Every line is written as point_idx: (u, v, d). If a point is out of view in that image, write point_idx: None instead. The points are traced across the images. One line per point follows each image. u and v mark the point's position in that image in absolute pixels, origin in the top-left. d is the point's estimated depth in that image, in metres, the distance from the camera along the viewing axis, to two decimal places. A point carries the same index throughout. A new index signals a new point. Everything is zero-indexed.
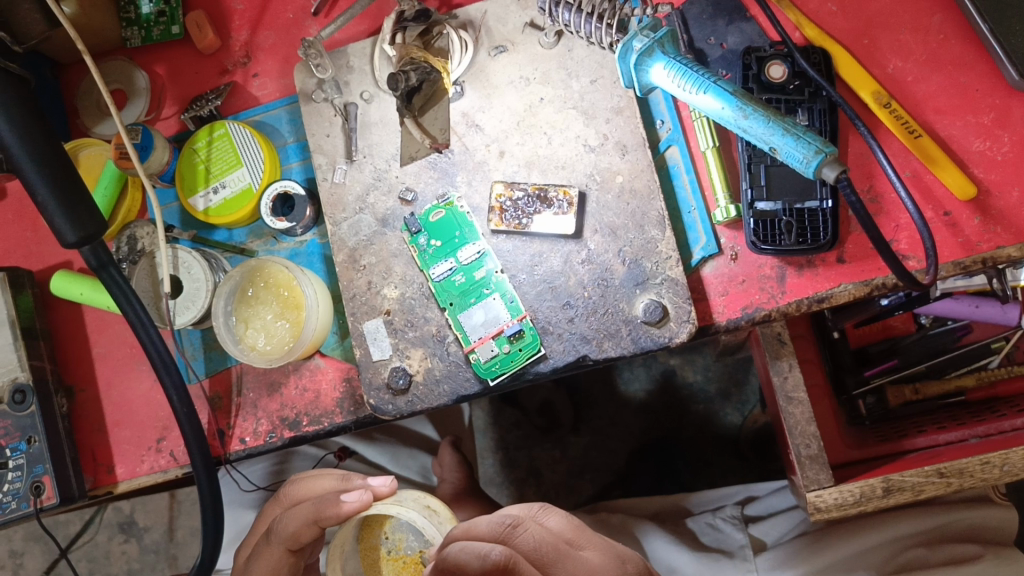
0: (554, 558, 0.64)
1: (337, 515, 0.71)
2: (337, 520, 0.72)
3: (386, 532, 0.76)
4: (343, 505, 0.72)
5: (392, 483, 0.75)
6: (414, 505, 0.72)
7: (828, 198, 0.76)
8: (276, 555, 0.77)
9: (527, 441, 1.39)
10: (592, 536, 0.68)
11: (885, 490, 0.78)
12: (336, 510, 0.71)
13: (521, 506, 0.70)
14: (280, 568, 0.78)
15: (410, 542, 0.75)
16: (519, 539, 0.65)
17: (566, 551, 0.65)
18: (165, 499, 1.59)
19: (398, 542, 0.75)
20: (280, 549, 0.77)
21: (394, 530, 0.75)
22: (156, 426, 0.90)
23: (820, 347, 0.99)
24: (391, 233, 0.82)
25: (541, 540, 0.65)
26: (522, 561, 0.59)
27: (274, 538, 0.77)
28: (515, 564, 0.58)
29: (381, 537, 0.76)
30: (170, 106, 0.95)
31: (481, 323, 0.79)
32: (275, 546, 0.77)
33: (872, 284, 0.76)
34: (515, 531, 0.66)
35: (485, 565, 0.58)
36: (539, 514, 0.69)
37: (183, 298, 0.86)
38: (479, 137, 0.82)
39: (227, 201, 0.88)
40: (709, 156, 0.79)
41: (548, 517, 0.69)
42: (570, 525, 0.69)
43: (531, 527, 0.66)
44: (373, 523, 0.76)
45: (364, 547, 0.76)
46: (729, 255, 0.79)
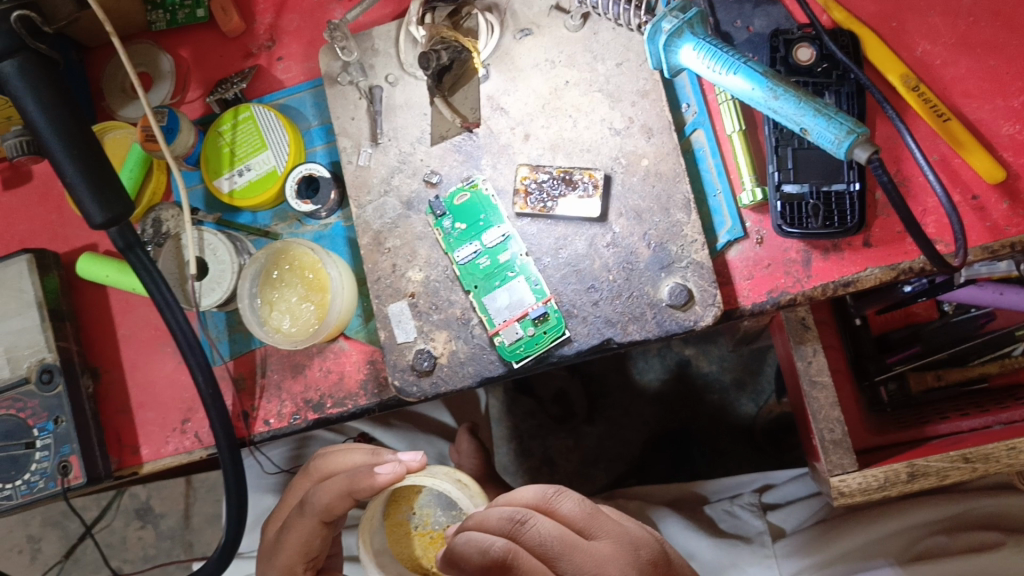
0: (561, 552, 0.63)
1: (370, 487, 0.72)
2: (371, 492, 0.73)
3: (414, 507, 0.77)
4: (376, 476, 0.73)
5: (423, 458, 0.75)
6: (447, 478, 0.74)
7: (855, 181, 0.76)
8: (308, 529, 0.78)
9: (542, 431, 1.39)
10: (603, 523, 0.68)
11: (910, 475, 0.78)
12: (370, 482, 0.73)
13: (535, 489, 0.70)
14: (312, 539, 0.79)
15: (439, 518, 0.77)
16: (527, 535, 0.63)
17: (574, 543, 0.64)
18: (180, 485, 1.60)
19: (426, 517, 0.77)
20: (313, 520, 0.78)
21: (422, 506, 0.77)
22: (181, 408, 0.91)
23: (842, 334, 1.00)
24: (415, 216, 0.83)
25: (549, 534, 0.63)
26: (523, 553, 0.60)
27: (308, 510, 0.77)
28: (514, 559, 0.59)
29: (408, 512, 0.77)
30: (195, 90, 0.95)
31: (505, 306, 0.79)
32: (309, 518, 0.78)
33: (899, 268, 0.76)
34: (523, 526, 0.64)
35: (487, 556, 0.59)
36: (555, 497, 0.69)
37: (209, 280, 0.86)
38: (504, 120, 0.82)
39: (252, 183, 0.88)
40: (734, 140, 0.79)
41: (562, 501, 0.69)
42: (584, 511, 0.68)
43: (541, 520, 0.64)
44: (400, 499, 0.78)
45: (390, 522, 0.77)
46: (754, 239, 0.79)
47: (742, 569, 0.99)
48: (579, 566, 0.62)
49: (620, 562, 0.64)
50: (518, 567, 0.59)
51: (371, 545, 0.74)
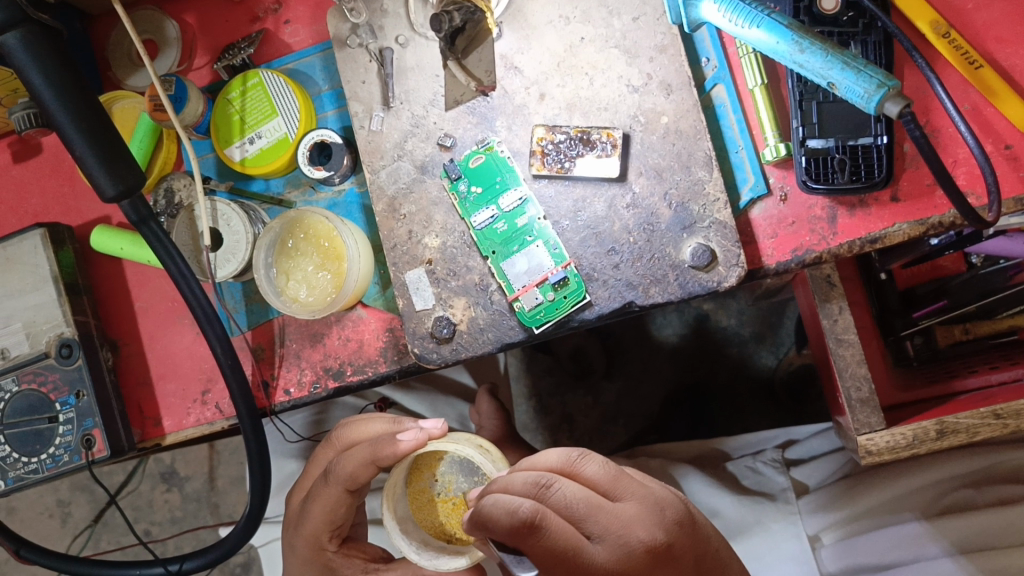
0: (587, 513, 0.62)
1: (394, 454, 0.72)
2: (394, 459, 0.73)
3: (436, 474, 0.77)
4: (399, 443, 0.73)
5: (444, 425, 0.75)
6: (468, 444, 0.72)
7: (882, 134, 0.73)
8: (333, 497, 0.78)
9: (560, 388, 1.38)
10: (629, 484, 0.66)
11: (939, 432, 0.77)
12: (393, 448, 0.72)
13: (558, 452, 0.68)
14: (337, 507, 0.79)
15: (461, 484, 0.77)
16: (553, 500, 0.62)
17: (600, 506, 0.63)
18: (204, 449, 1.61)
19: (448, 483, 0.77)
20: (338, 489, 0.77)
21: (444, 473, 0.77)
22: (201, 378, 0.91)
23: (866, 288, 0.98)
24: (430, 180, 0.81)
25: (575, 497, 0.62)
26: (549, 514, 0.59)
27: (332, 479, 0.77)
28: (542, 519, 0.58)
29: (430, 480, 0.77)
30: (203, 56, 0.93)
31: (524, 271, 0.77)
32: (333, 486, 0.77)
33: (928, 223, 0.74)
34: (549, 490, 0.62)
35: (513, 514, 0.58)
36: (579, 460, 0.68)
37: (223, 251, 0.85)
38: (519, 79, 0.80)
39: (263, 151, 0.87)
40: (756, 94, 0.77)
41: (587, 464, 0.67)
42: (608, 473, 0.67)
43: (566, 484, 0.63)
44: (422, 466, 0.78)
45: (412, 490, 0.77)
46: (778, 196, 0.77)
47: (766, 527, 0.98)
48: (606, 527, 0.62)
49: (645, 523, 0.63)
50: (546, 528, 0.58)
51: (395, 513, 0.73)
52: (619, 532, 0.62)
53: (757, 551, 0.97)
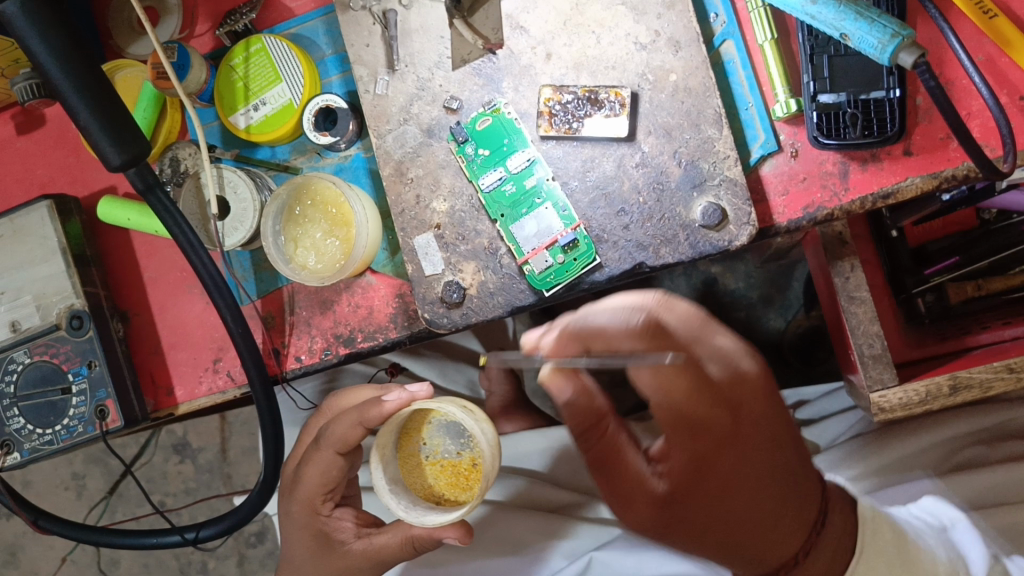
0: (691, 340, 0.68)
1: (380, 415, 0.73)
2: (380, 420, 0.74)
3: (424, 438, 0.79)
4: (385, 405, 0.74)
5: (430, 389, 0.76)
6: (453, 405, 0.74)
7: (895, 87, 0.72)
8: (327, 458, 0.79)
9: None
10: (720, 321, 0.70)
11: (952, 388, 0.77)
12: (379, 410, 0.73)
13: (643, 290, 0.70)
14: (330, 469, 0.79)
15: (449, 447, 0.78)
16: (662, 322, 0.67)
17: (704, 334, 0.68)
18: (215, 420, 1.63)
19: (436, 446, 0.79)
20: (330, 453, 0.78)
21: (432, 436, 0.79)
22: (212, 346, 0.91)
23: (877, 247, 0.95)
24: (437, 143, 0.80)
25: (678, 323, 0.68)
26: (663, 321, 0.67)
27: (324, 443, 0.78)
28: (661, 327, 0.66)
29: (419, 443, 0.79)
30: (204, 23, 0.92)
31: (534, 234, 0.77)
32: (325, 450, 0.78)
33: (941, 177, 0.74)
34: (655, 313, 0.67)
35: (630, 331, 0.65)
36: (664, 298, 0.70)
37: (231, 219, 0.85)
38: (525, 39, 0.79)
39: (269, 118, 0.86)
40: (766, 49, 0.76)
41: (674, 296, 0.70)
42: (695, 312, 0.70)
43: (668, 314, 0.68)
44: (411, 430, 0.79)
45: (402, 453, 0.79)
46: (789, 153, 0.76)
47: None
48: (713, 351, 0.68)
49: (750, 355, 0.69)
50: (666, 334, 0.66)
51: (385, 475, 0.76)
52: (728, 358, 0.68)
53: None
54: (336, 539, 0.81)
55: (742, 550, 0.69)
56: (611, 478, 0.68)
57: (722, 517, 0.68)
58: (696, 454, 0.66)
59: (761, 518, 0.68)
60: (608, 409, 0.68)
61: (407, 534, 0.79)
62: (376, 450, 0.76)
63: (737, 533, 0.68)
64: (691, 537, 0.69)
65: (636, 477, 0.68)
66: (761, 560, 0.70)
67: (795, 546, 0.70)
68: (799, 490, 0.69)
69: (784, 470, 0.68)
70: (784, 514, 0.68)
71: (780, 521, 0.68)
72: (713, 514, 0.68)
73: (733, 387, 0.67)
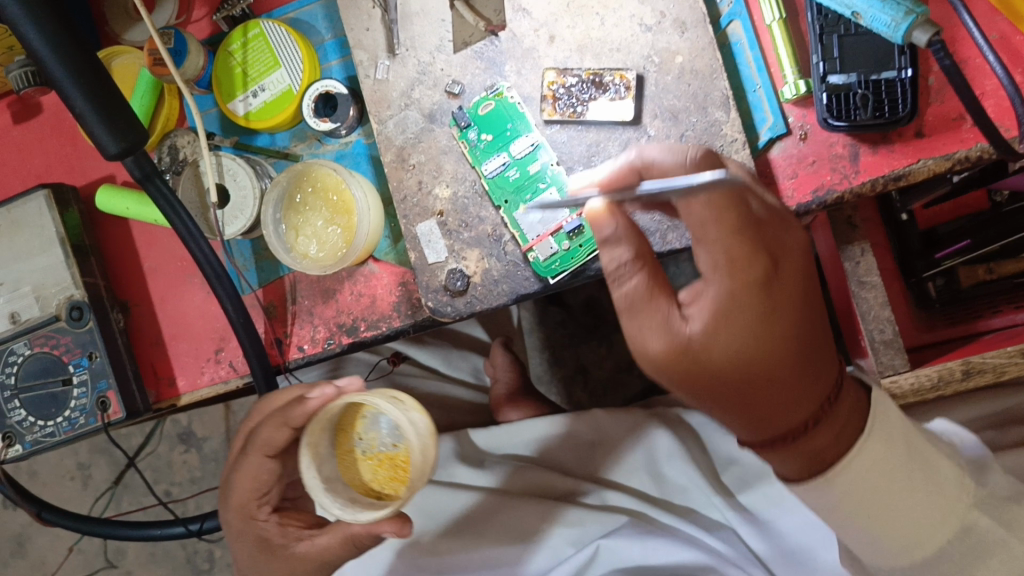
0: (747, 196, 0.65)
1: (303, 414, 0.71)
2: (305, 419, 0.71)
3: (359, 434, 0.74)
4: (307, 403, 0.71)
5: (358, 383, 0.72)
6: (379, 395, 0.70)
7: (907, 67, 0.70)
8: (256, 462, 0.77)
9: (574, 339, 1.37)
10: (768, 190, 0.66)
11: (964, 371, 0.79)
12: (302, 409, 0.71)
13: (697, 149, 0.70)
14: (262, 472, 0.77)
15: (382, 438, 0.73)
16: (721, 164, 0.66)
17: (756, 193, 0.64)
18: (220, 410, 1.62)
19: (372, 441, 0.73)
20: (259, 456, 0.76)
21: (368, 430, 0.74)
22: (213, 337, 0.90)
23: (887, 229, 0.94)
24: (439, 129, 0.79)
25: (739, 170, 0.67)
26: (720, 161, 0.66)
27: (254, 447, 0.75)
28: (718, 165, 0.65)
29: (354, 439, 0.74)
30: (201, 8, 0.90)
31: (538, 220, 0.75)
32: (255, 454, 0.76)
33: (954, 158, 0.72)
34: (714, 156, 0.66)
35: (684, 165, 0.64)
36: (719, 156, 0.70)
37: (231, 208, 0.84)
38: (527, 21, 0.78)
39: (268, 104, 0.85)
40: (774, 30, 0.74)
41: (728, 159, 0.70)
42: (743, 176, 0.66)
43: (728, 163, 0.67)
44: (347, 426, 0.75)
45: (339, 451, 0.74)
46: (797, 135, 0.75)
47: None
48: (768, 210, 0.63)
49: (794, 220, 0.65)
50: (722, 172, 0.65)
51: (318, 472, 0.71)
52: (780, 217, 0.63)
53: (774, 496, 0.90)
54: (276, 542, 0.79)
55: (750, 407, 0.63)
56: (640, 317, 0.63)
57: (746, 357, 0.61)
58: (734, 293, 0.60)
59: (782, 369, 0.62)
60: (643, 255, 0.63)
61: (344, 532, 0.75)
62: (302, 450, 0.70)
63: (751, 386, 0.62)
64: (703, 383, 0.62)
65: (662, 315, 0.62)
66: (764, 422, 0.65)
67: (807, 410, 0.64)
68: (820, 354, 0.63)
69: (812, 335, 0.63)
70: (803, 381, 0.63)
71: (801, 380, 0.63)
72: (740, 353, 0.61)
73: (783, 232, 0.63)
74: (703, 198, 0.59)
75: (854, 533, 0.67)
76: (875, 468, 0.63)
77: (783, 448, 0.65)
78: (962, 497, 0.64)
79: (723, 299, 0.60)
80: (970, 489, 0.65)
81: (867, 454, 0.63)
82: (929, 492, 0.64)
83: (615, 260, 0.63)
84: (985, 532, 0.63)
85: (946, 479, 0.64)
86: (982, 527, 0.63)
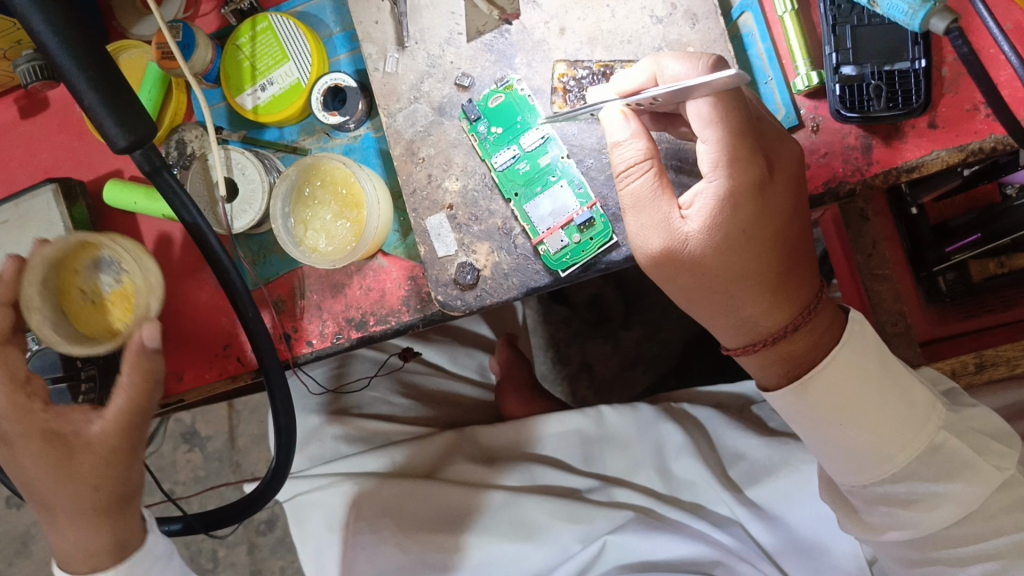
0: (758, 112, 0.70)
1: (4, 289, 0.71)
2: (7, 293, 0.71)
3: (80, 287, 0.74)
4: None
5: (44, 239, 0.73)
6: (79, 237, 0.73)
7: (921, 58, 0.70)
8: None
9: (579, 337, 1.37)
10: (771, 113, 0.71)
11: (977, 365, 0.84)
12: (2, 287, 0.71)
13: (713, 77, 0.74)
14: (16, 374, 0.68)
15: (107, 279, 0.74)
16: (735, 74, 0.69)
17: (759, 113, 0.70)
18: (223, 409, 1.62)
19: (94, 286, 0.74)
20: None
21: (87, 279, 0.74)
22: (222, 332, 0.89)
23: (898, 223, 0.93)
24: (448, 122, 0.79)
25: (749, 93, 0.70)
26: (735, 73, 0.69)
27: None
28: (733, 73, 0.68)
29: (76, 291, 0.73)
30: (209, 2, 0.90)
31: (549, 213, 0.75)
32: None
33: (968, 149, 0.72)
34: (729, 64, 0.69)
35: (699, 67, 0.67)
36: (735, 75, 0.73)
37: (240, 201, 0.83)
38: (538, 13, 0.78)
39: (276, 98, 0.84)
40: (786, 21, 0.74)
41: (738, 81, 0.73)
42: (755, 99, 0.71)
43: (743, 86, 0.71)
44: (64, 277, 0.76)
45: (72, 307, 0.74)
46: (810, 127, 0.75)
47: (794, 466, 0.89)
48: (768, 126, 0.69)
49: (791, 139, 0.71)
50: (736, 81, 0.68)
51: (54, 331, 0.72)
52: (779, 133, 0.69)
53: (786, 490, 0.89)
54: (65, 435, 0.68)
55: (738, 304, 0.70)
56: (644, 213, 0.69)
57: (734, 254, 0.68)
58: (733, 189, 0.67)
59: (764, 267, 0.69)
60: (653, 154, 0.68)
61: (138, 372, 0.68)
62: (28, 310, 0.70)
63: (737, 282, 0.69)
64: (694, 277, 0.70)
65: (664, 213, 0.68)
66: (750, 325, 0.71)
67: (787, 317, 0.69)
68: (801, 259, 0.70)
69: (795, 239, 0.70)
70: (787, 281, 0.69)
71: (782, 281, 0.69)
72: (729, 250, 0.68)
73: (778, 146, 0.69)
74: (709, 99, 0.66)
75: (832, 450, 0.69)
76: (849, 376, 0.67)
77: (765, 350, 0.70)
78: (932, 417, 0.67)
79: (720, 196, 0.67)
80: (939, 410, 0.67)
81: (842, 361, 0.67)
82: (903, 406, 0.67)
83: (625, 160, 0.68)
84: (953, 449, 0.66)
85: (918, 401, 0.67)
86: (952, 445, 0.65)
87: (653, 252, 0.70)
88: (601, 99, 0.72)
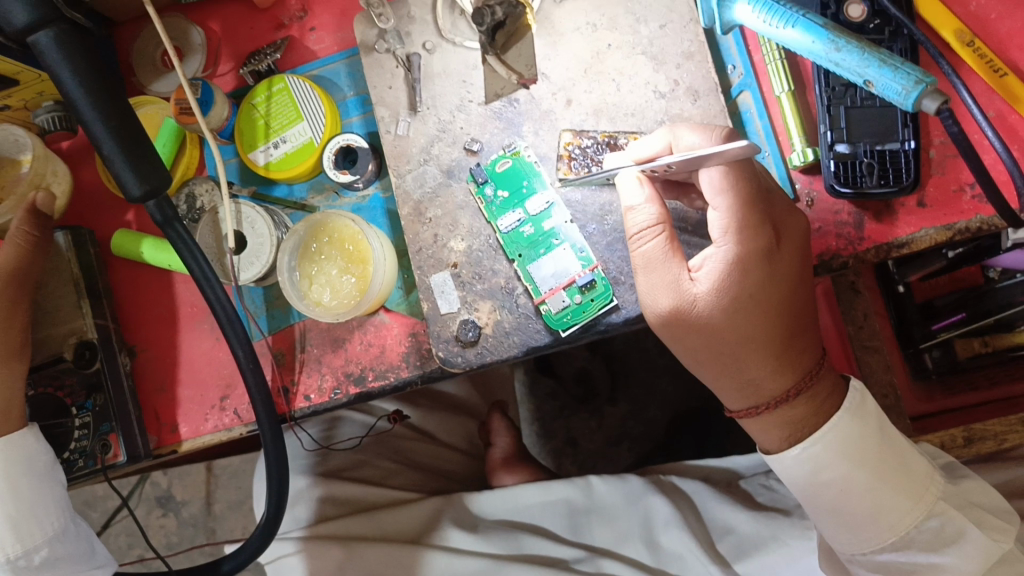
0: (769, 185, 0.72)
1: None
2: None
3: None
4: None
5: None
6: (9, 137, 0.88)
7: (910, 139, 0.74)
8: None
9: (564, 410, 1.37)
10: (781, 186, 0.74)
11: (965, 439, 0.87)
12: None
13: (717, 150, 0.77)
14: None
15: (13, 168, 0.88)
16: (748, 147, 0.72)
17: (770, 185, 0.72)
18: (201, 473, 1.60)
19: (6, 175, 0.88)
20: None
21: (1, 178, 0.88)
22: (219, 384, 0.90)
23: (885, 301, 0.96)
24: (456, 184, 0.81)
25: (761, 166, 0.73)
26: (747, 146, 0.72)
27: None
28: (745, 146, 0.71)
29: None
30: (227, 62, 0.93)
31: (551, 274, 0.77)
32: None
33: (954, 229, 0.75)
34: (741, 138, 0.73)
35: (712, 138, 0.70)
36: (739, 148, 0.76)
37: (247, 254, 0.85)
38: (546, 85, 0.81)
39: (288, 155, 0.87)
40: (783, 101, 0.78)
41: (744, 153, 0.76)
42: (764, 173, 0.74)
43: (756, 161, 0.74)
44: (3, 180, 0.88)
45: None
46: (805, 202, 0.77)
47: (784, 541, 0.89)
48: (778, 199, 0.72)
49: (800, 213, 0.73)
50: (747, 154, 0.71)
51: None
52: (789, 205, 0.72)
53: (773, 565, 0.88)
54: None
55: (743, 367, 0.72)
56: (655, 273, 0.71)
57: (741, 319, 0.71)
58: (740, 258, 0.70)
59: (770, 332, 0.71)
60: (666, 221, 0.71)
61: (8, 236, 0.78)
62: None
63: (742, 346, 0.71)
64: (700, 338, 0.73)
65: (674, 275, 0.70)
66: (754, 388, 0.72)
67: (789, 382, 0.71)
68: (805, 329, 0.72)
69: (800, 307, 0.72)
70: (790, 347, 0.71)
71: (787, 347, 0.71)
72: (736, 312, 0.71)
73: (787, 219, 0.71)
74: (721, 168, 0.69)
75: (834, 515, 0.69)
76: (851, 444, 0.68)
77: (767, 414, 0.72)
78: (931, 489, 0.68)
79: (729, 262, 0.70)
80: (937, 483, 0.68)
81: (842, 429, 0.68)
82: (901, 476, 0.68)
83: (638, 226, 0.71)
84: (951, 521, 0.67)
85: (915, 470, 0.68)
86: (950, 516, 0.67)
87: (664, 312, 0.71)
88: (619, 165, 0.75)
